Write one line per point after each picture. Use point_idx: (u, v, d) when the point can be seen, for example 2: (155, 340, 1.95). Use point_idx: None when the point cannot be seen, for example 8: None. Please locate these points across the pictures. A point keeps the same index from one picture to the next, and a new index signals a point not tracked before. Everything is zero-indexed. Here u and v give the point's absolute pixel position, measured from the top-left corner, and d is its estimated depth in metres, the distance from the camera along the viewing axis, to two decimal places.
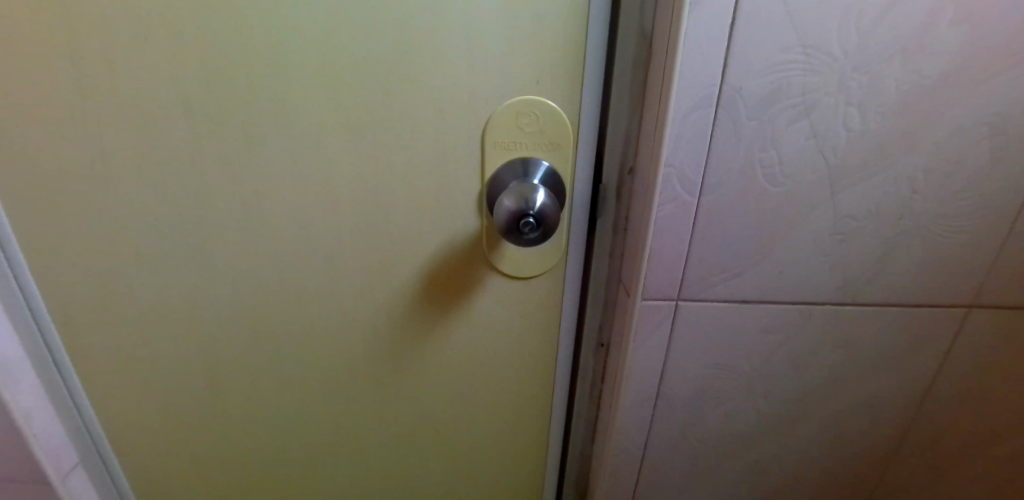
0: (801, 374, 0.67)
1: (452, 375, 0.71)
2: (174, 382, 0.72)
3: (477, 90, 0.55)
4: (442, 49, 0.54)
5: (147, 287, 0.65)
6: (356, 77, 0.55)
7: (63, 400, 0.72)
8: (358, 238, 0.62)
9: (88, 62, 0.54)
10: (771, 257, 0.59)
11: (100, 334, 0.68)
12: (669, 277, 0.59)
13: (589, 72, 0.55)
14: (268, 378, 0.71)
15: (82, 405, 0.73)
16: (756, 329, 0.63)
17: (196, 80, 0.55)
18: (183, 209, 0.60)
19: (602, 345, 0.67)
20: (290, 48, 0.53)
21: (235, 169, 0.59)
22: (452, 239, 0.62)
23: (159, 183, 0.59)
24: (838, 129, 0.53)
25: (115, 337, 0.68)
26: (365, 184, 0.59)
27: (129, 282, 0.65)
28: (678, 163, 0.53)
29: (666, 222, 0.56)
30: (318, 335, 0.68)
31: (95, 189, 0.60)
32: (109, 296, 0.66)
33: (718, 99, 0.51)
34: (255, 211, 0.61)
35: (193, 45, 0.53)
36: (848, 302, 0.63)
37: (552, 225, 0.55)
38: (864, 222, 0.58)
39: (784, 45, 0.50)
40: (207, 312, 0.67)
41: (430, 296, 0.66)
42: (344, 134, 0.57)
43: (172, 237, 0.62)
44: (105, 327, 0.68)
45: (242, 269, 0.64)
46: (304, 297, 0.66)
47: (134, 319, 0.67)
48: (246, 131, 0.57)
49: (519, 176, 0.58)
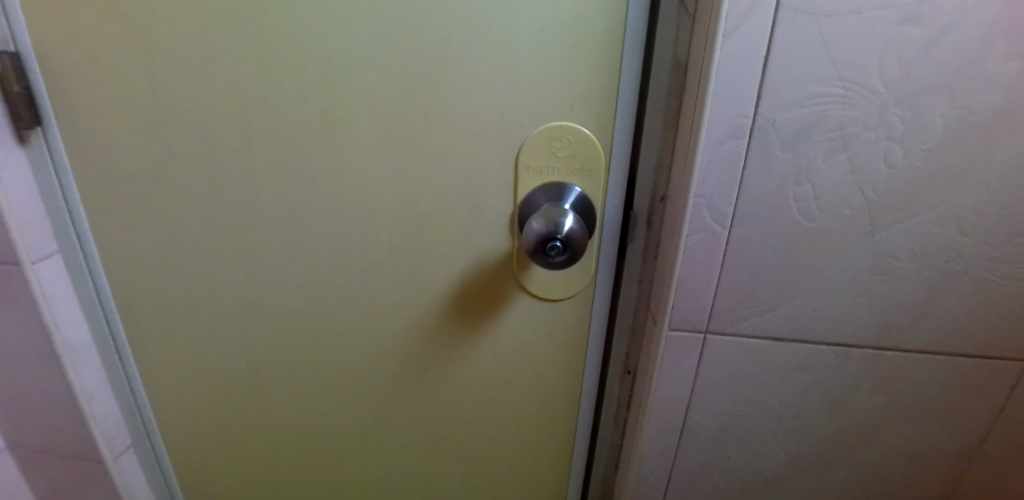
0: (836, 417, 0.64)
1: (479, 390, 0.72)
2: (218, 376, 0.76)
3: (513, 113, 0.57)
4: (481, 74, 0.56)
5: (201, 285, 0.70)
6: (399, 98, 0.58)
7: (121, 384, 0.77)
8: (394, 250, 0.65)
9: (162, 75, 0.59)
10: (805, 293, 0.58)
11: (157, 326, 0.73)
12: (696, 308, 0.58)
13: (622, 98, 0.56)
14: (304, 378, 0.74)
15: (138, 390, 0.79)
16: (787, 367, 0.61)
17: (254, 94, 0.59)
18: (237, 214, 0.65)
19: (628, 372, 0.67)
20: (340, 68, 0.57)
21: (284, 179, 0.62)
22: (483, 257, 0.64)
23: (217, 189, 0.64)
24: (878, 164, 0.52)
25: (170, 329, 0.73)
26: (402, 198, 0.62)
27: (185, 279, 0.70)
28: (708, 192, 0.53)
29: (694, 251, 0.55)
30: (353, 343, 0.71)
31: (161, 191, 0.65)
32: (167, 290, 0.71)
33: (751, 130, 0.51)
34: (301, 219, 0.64)
35: (253, 62, 0.57)
36: (889, 345, 0.60)
37: (579, 249, 0.55)
38: (906, 261, 0.56)
39: (821, 76, 0.49)
40: (252, 312, 0.70)
41: (460, 312, 0.67)
42: (385, 151, 0.60)
43: (225, 239, 0.66)
44: (163, 320, 0.73)
45: (286, 274, 0.68)
46: (341, 305, 0.69)
47: (189, 313, 0.72)
48: (296, 145, 0.61)
49: (550, 200, 0.59)
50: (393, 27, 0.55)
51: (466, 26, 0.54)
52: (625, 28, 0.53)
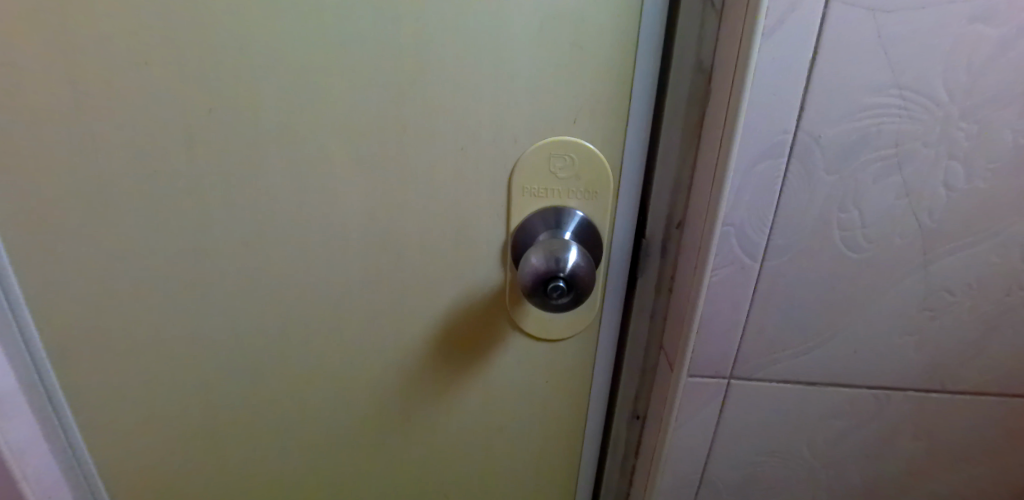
0: (873, 465, 0.57)
1: (467, 438, 0.63)
2: (166, 428, 0.65)
3: (505, 127, 0.48)
4: (469, 81, 0.47)
5: (144, 327, 0.59)
6: (371, 110, 0.48)
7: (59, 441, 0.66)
8: (367, 285, 0.55)
9: (83, 84, 0.49)
10: (845, 332, 0.50)
11: (91, 376, 0.62)
12: (721, 351, 0.50)
13: (635, 109, 0.48)
14: (268, 428, 0.65)
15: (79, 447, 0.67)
16: (821, 413, 0.54)
17: (199, 106, 0.49)
18: (184, 245, 0.55)
19: (637, 418, 0.58)
20: (299, 76, 0.47)
21: (236, 204, 0.53)
22: (471, 291, 0.55)
23: (158, 216, 0.54)
24: (936, 185, 0.44)
25: (107, 379, 0.63)
26: (376, 225, 0.53)
27: (123, 321, 0.59)
28: (739, 220, 0.45)
29: (720, 288, 0.47)
30: (323, 389, 0.62)
31: (89, 221, 0.54)
32: (101, 335, 0.60)
33: (791, 147, 0.43)
34: (259, 250, 0.55)
35: (196, 67, 0.48)
36: (935, 387, 0.53)
37: (585, 289, 0.47)
38: (961, 296, 0.48)
39: (875, 85, 0.41)
40: (205, 355, 0.61)
41: (446, 353, 0.58)
42: (356, 172, 0.51)
43: (169, 275, 0.57)
44: (99, 368, 0.62)
45: (243, 312, 0.58)
46: (308, 346, 0.59)
47: (128, 361, 0.61)
48: (249, 166, 0.51)
49: (550, 227, 0.51)
50: (362, 26, 0.45)
51: (450, 24, 0.45)
52: (639, 26, 0.45)
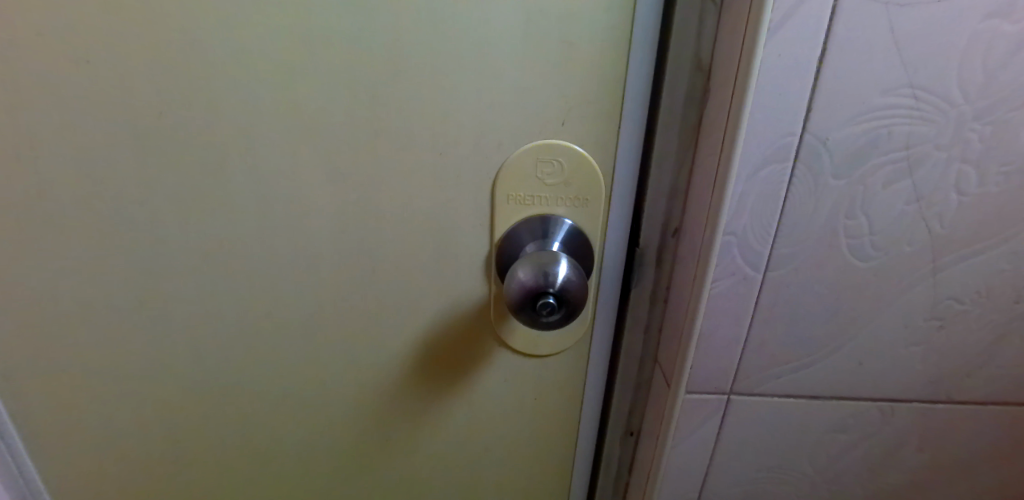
0: (877, 479, 0.54)
1: (452, 459, 0.60)
2: (121, 467, 0.59)
3: (489, 131, 0.44)
4: (448, 81, 0.43)
5: (89, 360, 0.53)
6: (341, 114, 0.44)
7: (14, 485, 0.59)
8: (341, 303, 0.51)
9: (10, 89, 0.43)
10: (850, 345, 0.47)
11: (32, 413, 0.56)
12: (721, 367, 0.47)
13: (628, 110, 0.44)
14: (234, 461, 0.59)
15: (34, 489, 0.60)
16: (824, 427, 0.51)
17: (145, 112, 0.44)
18: (130, 267, 0.49)
19: (631, 435, 0.55)
20: (258, 76, 0.42)
21: (191, 220, 0.47)
22: (454, 307, 0.51)
23: (102, 235, 0.48)
24: (947, 190, 0.42)
25: (51, 416, 0.56)
26: (349, 239, 0.48)
27: (65, 353, 0.53)
28: (742, 230, 0.42)
29: (720, 301, 0.44)
30: (295, 415, 0.57)
31: (22, 243, 0.48)
32: (40, 369, 0.54)
33: (798, 151, 0.40)
34: (217, 270, 0.49)
35: (140, 68, 0.42)
36: (941, 398, 0.50)
37: (577, 305, 0.43)
38: (969, 305, 0.46)
39: (887, 84, 0.38)
40: (161, 386, 0.55)
41: (428, 372, 0.55)
42: (326, 182, 0.46)
43: (118, 301, 0.51)
44: (41, 405, 0.56)
45: (201, 338, 0.53)
46: (276, 371, 0.54)
47: (75, 396, 0.55)
48: (205, 177, 0.46)
49: (538, 237, 0.47)
50: (329, 21, 0.41)
51: (427, 19, 0.41)
52: (633, 21, 0.41)
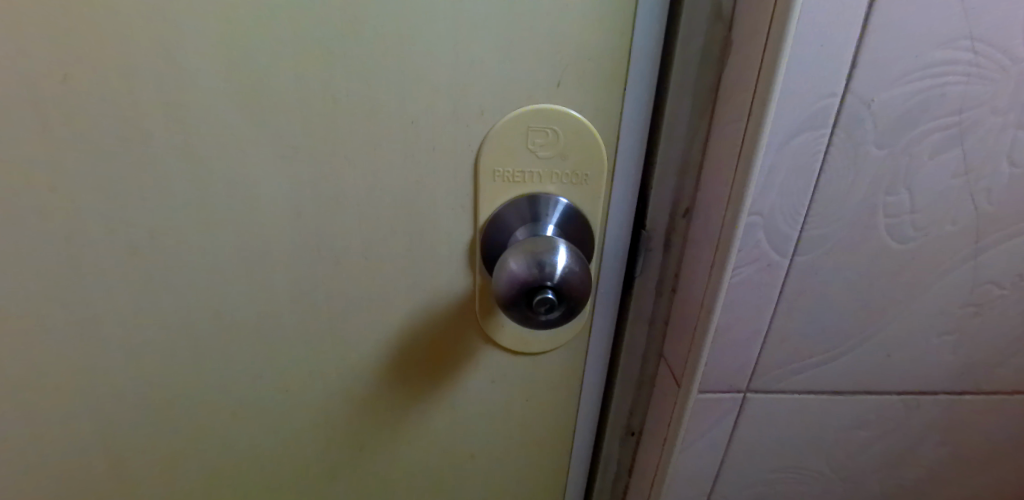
0: (893, 475, 0.50)
1: (432, 467, 0.54)
2: (50, 493, 0.51)
3: (469, 96, 0.37)
4: (420, 33, 0.35)
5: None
6: (289, 74, 0.36)
7: None
8: (299, 299, 0.44)
9: None
10: (878, 335, 0.42)
11: None
12: (737, 363, 0.42)
13: (634, 69, 0.37)
14: (183, 479, 0.52)
15: None
16: (843, 424, 0.47)
17: (46, 72, 0.36)
18: (41, 262, 0.41)
19: (632, 435, 0.50)
20: (185, 26, 0.35)
21: (115, 205, 0.40)
22: (432, 301, 0.45)
23: (1, 225, 0.40)
24: (998, 160, 0.36)
25: None
26: (306, 226, 0.41)
27: None
28: (768, 210, 0.36)
29: (740, 292, 0.39)
30: (252, 426, 0.50)
31: None
32: None
33: (837, 116, 0.34)
34: (148, 263, 0.42)
35: (36, 17, 0.34)
36: (968, 389, 0.46)
37: (579, 299, 0.36)
38: (1009, 289, 0.41)
39: (943, 35, 0.32)
40: (91, 400, 0.47)
41: (403, 374, 0.48)
42: (274, 158, 0.38)
43: (32, 303, 0.43)
44: None
45: (133, 344, 0.45)
46: (228, 378, 0.47)
47: None
48: (127, 153, 0.38)
49: (528, 220, 0.40)
50: None
51: None
52: None
